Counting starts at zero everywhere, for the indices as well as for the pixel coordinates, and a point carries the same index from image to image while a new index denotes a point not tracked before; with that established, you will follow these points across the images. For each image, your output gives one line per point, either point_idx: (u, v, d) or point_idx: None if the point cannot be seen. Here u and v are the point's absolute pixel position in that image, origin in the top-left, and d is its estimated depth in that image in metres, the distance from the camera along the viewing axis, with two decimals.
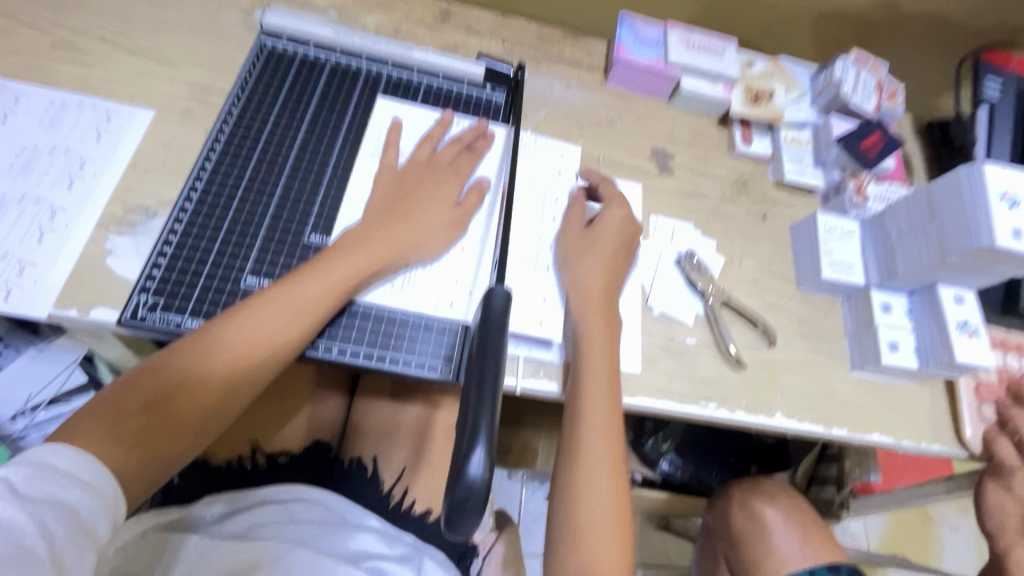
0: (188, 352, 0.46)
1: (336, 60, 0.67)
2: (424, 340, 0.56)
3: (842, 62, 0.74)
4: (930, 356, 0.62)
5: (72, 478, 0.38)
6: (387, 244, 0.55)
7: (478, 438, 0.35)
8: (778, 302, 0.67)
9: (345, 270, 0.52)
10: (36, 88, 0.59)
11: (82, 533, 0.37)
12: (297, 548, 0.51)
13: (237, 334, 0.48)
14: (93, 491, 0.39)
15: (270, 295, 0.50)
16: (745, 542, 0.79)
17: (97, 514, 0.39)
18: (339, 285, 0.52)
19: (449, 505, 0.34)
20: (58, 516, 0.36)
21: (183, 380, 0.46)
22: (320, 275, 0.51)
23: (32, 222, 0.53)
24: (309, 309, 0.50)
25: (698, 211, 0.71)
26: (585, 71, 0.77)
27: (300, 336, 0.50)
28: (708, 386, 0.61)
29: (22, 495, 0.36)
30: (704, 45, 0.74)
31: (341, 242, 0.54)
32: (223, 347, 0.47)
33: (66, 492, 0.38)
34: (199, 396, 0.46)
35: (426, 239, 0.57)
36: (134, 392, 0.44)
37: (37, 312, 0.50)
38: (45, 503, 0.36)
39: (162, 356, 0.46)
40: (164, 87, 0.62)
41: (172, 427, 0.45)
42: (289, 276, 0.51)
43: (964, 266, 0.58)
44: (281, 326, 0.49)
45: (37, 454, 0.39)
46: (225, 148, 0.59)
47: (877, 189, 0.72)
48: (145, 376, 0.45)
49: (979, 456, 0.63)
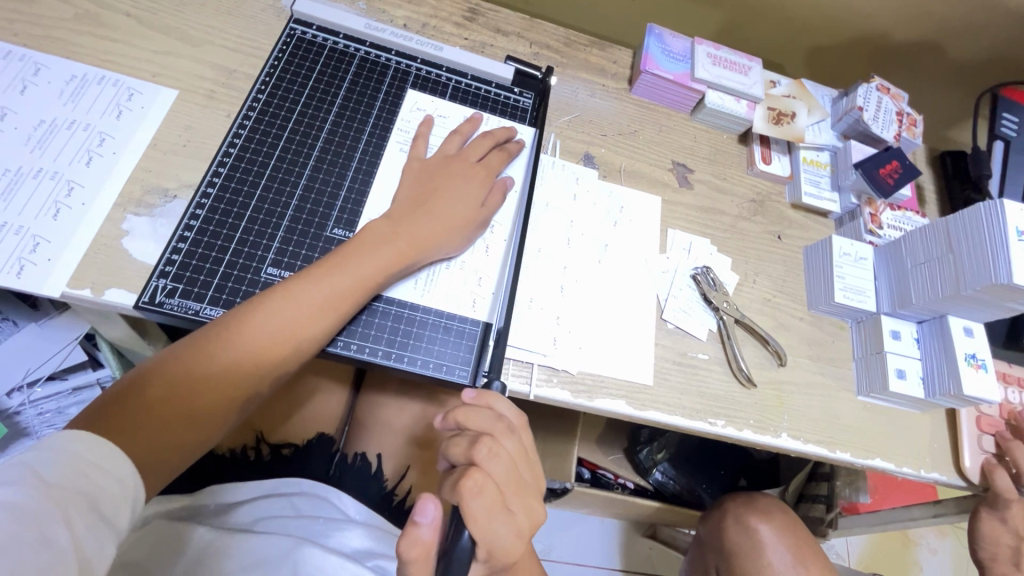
0: (207, 346, 0.46)
1: (366, 52, 0.66)
2: (442, 341, 0.55)
3: (865, 88, 0.75)
4: (937, 387, 0.62)
5: (94, 466, 0.38)
6: (411, 241, 0.54)
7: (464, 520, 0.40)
8: (789, 323, 0.68)
9: (367, 268, 0.52)
10: (58, 60, 0.58)
11: (101, 523, 0.36)
12: (301, 544, 0.50)
13: (256, 331, 0.47)
14: (117, 480, 0.39)
15: (288, 290, 0.49)
16: (739, 556, 0.80)
17: (118, 506, 0.38)
18: (365, 280, 0.51)
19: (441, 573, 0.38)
20: (78, 506, 0.35)
21: (209, 371, 0.46)
22: (345, 268, 0.51)
23: (48, 198, 0.52)
24: (327, 306, 0.50)
25: (714, 227, 0.71)
26: (610, 79, 0.77)
27: (321, 333, 0.50)
28: (717, 403, 0.61)
29: (47, 481, 0.35)
30: (731, 62, 0.74)
31: (366, 237, 0.53)
32: (248, 340, 0.47)
33: (89, 481, 0.37)
34: (221, 387, 0.46)
35: (451, 240, 0.57)
36: (154, 384, 0.44)
37: (49, 291, 0.49)
38: (70, 492, 0.35)
39: (181, 348, 0.46)
40: (188, 67, 0.61)
41: (194, 420, 0.45)
42: (315, 268, 0.50)
43: (977, 298, 0.59)
44: (301, 323, 0.48)
45: (55, 441, 0.38)
46: (251, 134, 0.58)
47: (892, 218, 0.73)
48: (165, 368, 0.45)
49: (976, 486, 0.64)
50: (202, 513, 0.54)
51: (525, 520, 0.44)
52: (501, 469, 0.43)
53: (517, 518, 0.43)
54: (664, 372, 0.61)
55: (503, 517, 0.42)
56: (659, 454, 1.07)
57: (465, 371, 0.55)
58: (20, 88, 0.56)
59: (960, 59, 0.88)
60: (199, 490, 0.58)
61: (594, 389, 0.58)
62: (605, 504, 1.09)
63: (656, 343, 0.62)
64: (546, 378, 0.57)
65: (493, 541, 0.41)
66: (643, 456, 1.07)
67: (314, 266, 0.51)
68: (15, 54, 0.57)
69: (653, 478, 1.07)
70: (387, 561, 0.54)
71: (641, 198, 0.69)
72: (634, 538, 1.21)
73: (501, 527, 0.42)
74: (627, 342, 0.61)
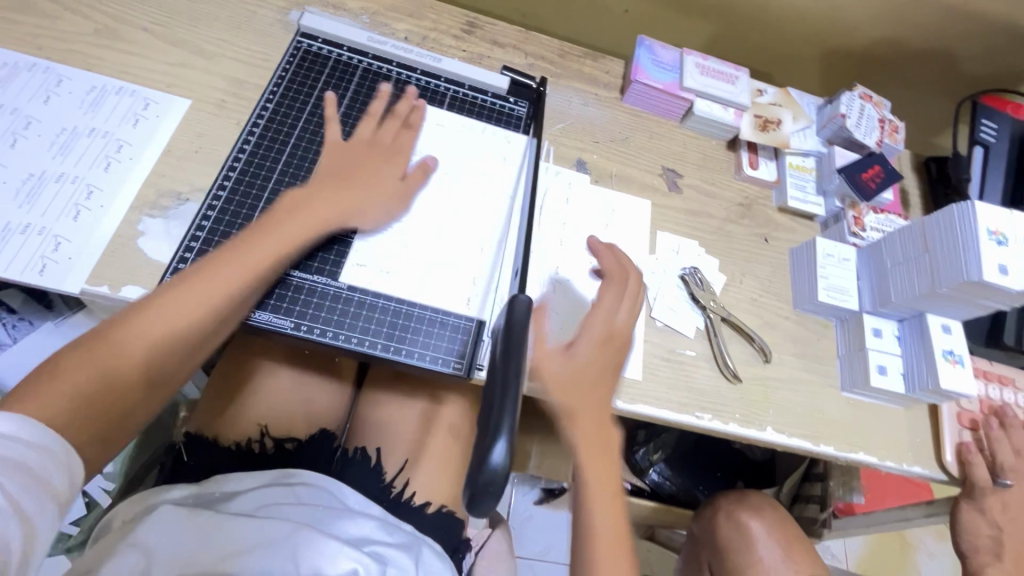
0: (119, 327, 0.47)
1: (368, 63, 0.69)
2: (439, 334, 0.58)
3: (848, 96, 0.78)
4: (917, 382, 0.65)
5: (25, 437, 0.40)
6: (332, 206, 0.57)
7: (501, 435, 0.35)
8: (775, 322, 0.70)
9: (287, 235, 0.54)
10: (79, 71, 0.62)
11: (41, 491, 0.39)
12: (301, 530, 0.53)
13: (191, 299, 0.49)
14: (68, 471, 0.41)
15: (211, 270, 0.51)
16: (730, 550, 0.82)
17: (53, 472, 0.40)
18: (277, 250, 0.54)
19: (470, 490, 0.34)
20: (16, 475, 0.38)
21: (126, 354, 0.46)
22: (266, 241, 0.53)
23: (68, 200, 0.56)
24: (250, 275, 0.52)
25: (702, 230, 0.74)
26: (603, 88, 0.80)
27: (237, 306, 0.51)
28: (704, 398, 0.63)
29: (13, 468, 0.38)
30: (718, 72, 0.78)
31: (294, 206, 0.56)
32: (163, 319, 0.48)
33: (24, 453, 0.39)
34: (146, 367, 0.47)
35: (378, 212, 0.60)
36: (75, 369, 0.44)
37: (70, 287, 0.52)
38: (7, 464, 0.38)
39: (110, 321, 0.47)
40: (201, 79, 0.65)
41: (125, 403, 0.46)
42: (236, 243, 0.52)
43: (951, 296, 0.61)
44: (235, 289, 0.51)
45: (33, 427, 0.41)
46: (259, 142, 0.61)
47: (875, 220, 0.76)
48: (104, 339, 0.46)
49: (956, 479, 0.66)
50: (205, 500, 0.57)
51: (627, 317, 0.59)
52: (611, 260, 0.63)
53: (626, 308, 0.60)
54: (652, 367, 0.64)
55: (620, 303, 0.60)
56: (654, 455, 1.10)
57: (460, 363, 0.57)
58: (43, 99, 0.59)
59: (941, 68, 0.91)
60: (206, 479, 0.61)
61: None
62: None
63: (645, 340, 0.65)
64: None
65: (608, 318, 0.58)
66: (638, 456, 1.11)
67: (235, 240, 0.53)
68: (39, 67, 0.61)
69: (649, 478, 1.10)
70: (382, 547, 0.56)
71: (632, 201, 0.72)
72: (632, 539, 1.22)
73: (614, 305, 0.59)
74: None
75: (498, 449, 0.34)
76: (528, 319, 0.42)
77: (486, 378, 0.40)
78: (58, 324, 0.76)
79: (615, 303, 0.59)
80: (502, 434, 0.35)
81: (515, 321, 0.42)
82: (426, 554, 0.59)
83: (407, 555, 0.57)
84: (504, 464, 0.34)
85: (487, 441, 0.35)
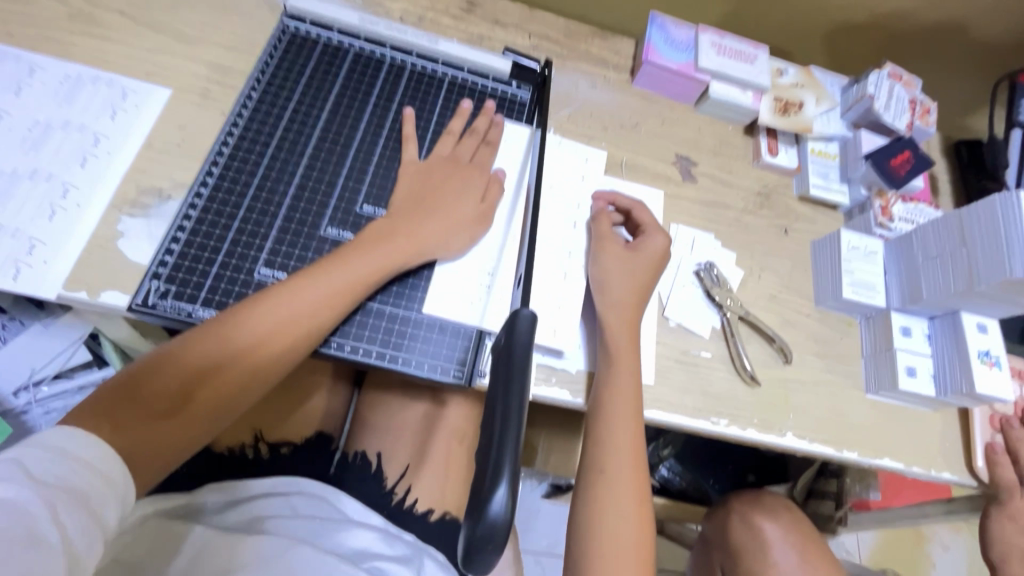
0: (194, 346, 0.45)
1: (360, 47, 0.64)
2: (439, 342, 0.55)
3: (876, 74, 0.72)
4: (948, 385, 0.61)
5: (86, 462, 0.38)
6: (413, 240, 0.54)
7: (504, 474, 0.32)
8: (796, 320, 0.66)
9: (374, 266, 0.51)
10: (52, 60, 0.58)
11: (90, 520, 0.36)
12: (298, 546, 0.50)
13: (255, 326, 0.47)
14: (105, 476, 0.38)
15: (281, 293, 0.49)
16: (744, 554, 0.79)
17: (106, 501, 0.38)
18: (363, 281, 0.51)
19: (468, 537, 0.31)
20: (68, 502, 0.35)
21: (193, 373, 0.45)
22: (343, 269, 0.50)
23: (43, 199, 0.52)
24: (323, 305, 0.49)
25: (719, 222, 0.69)
26: (612, 70, 0.75)
27: (312, 337, 0.49)
28: (720, 402, 0.60)
29: (37, 478, 0.35)
30: (736, 51, 0.72)
31: (367, 235, 0.53)
32: (236, 340, 0.46)
33: (79, 478, 0.37)
34: (212, 387, 0.46)
35: (455, 243, 0.56)
36: (143, 384, 0.43)
37: (46, 294, 0.49)
38: (60, 490, 0.35)
39: (175, 344, 0.46)
40: (182, 66, 0.61)
41: (184, 424, 0.45)
42: (308, 270, 0.50)
43: (991, 294, 0.57)
44: (299, 320, 0.48)
45: (53, 438, 0.38)
46: (244, 133, 0.57)
47: (903, 211, 0.71)
48: (161, 366, 0.45)
49: (985, 485, 0.63)
50: (199, 512, 0.54)
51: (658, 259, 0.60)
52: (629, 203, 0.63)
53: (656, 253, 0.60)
54: (665, 371, 0.60)
55: (647, 247, 0.60)
56: (665, 450, 1.07)
57: (460, 371, 0.54)
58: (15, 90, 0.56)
59: (972, 43, 0.85)
60: (199, 489, 0.58)
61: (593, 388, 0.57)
62: None
63: (657, 341, 0.61)
64: (544, 377, 0.56)
65: (649, 263, 0.59)
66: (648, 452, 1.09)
67: (316, 264, 0.50)
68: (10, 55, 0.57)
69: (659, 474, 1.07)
70: (384, 561, 0.54)
71: (644, 191, 0.68)
72: None
73: (647, 250, 0.60)
74: None
75: (501, 494, 0.31)
76: (532, 338, 0.39)
77: (487, 401, 0.36)
78: (42, 329, 0.72)
79: (645, 243, 0.60)
80: (504, 476, 0.31)
81: (518, 343, 0.38)
82: (429, 566, 0.56)
83: (409, 570, 0.54)
84: (507, 511, 0.31)
85: (488, 483, 0.31)
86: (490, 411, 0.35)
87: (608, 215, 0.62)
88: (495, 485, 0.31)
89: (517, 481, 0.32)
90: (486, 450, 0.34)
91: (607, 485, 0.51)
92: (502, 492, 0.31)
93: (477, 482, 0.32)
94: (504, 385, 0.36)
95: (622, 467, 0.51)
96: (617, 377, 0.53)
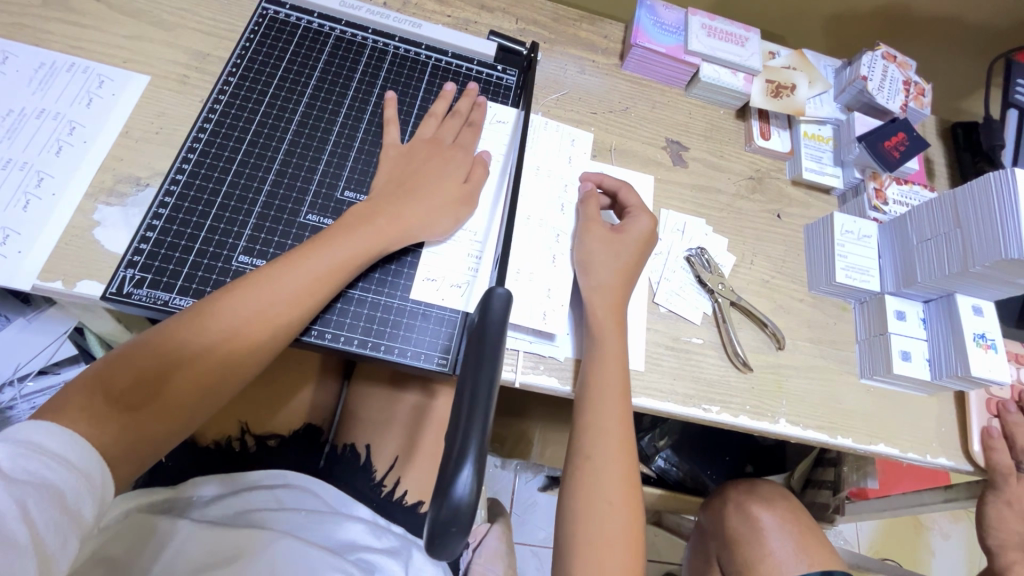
0: (173, 334, 0.44)
1: (341, 31, 0.62)
2: (422, 328, 0.53)
3: (870, 56, 0.71)
4: (944, 369, 0.60)
5: (60, 459, 0.37)
6: (395, 222, 0.52)
7: (469, 455, 0.31)
8: (788, 305, 0.65)
9: (353, 251, 0.50)
10: (26, 47, 0.57)
11: (65, 518, 0.35)
12: (282, 539, 0.49)
13: (235, 313, 0.46)
14: (81, 471, 0.37)
15: (260, 278, 0.47)
16: (739, 543, 0.78)
17: (82, 498, 0.37)
18: (343, 265, 0.50)
19: (432, 522, 0.30)
20: (39, 502, 0.34)
21: (173, 360, 0.44)
22: (322, 252, 0.49)
23: (18, 188, 0.51)
24: (303, 289, 0.48)
25: (710, 207, 0.68)
26: (600, 54, 0.74)
27: (294, 322, 0.48)
28: (712, 388, 0.59)
29: (6, 476, 0.34)
30: (727, 33, 0.71)
31: (349, 218, 0.52)
32: (215, 327, 0.45)
33: (52, 475, 0.36)
34: (192, 376, 0.44)
35: (441, 225, 0.54)
36: (118, 372, 0.42)
37: (20, 284, 0.48)
38: (31, 488, 0.34)
39: (152, 334, 0.44)
40: (160, 52, 0.60)
41: (163, 413, 0.43)
42: (287, 255, 0.49)
43: (986, 275, 0.56)
44: (281, 305, 0.47)
45: (26, 433, 0.37)
46: (221, 118, 0.55)
47: (897, 193, 0.70)
48: (135, 356, 0.43)
49: (981, 470, 0.62)
50: (183, 505, 0.54)
51: (645, 239, 0.58)
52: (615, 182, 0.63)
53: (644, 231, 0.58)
54: (655, 357, 0.59)
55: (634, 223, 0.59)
56: (660, 442, 1.06)
57: (444, 359, 0.53)
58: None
59: (969, 23, 0.83)
60: (182, 483, 0.57)
61: None
62: None
63: (647, 327, 0.60)
64: (532, 364, 0.55)
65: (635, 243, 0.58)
66: (643, 442, 1.08)
67: (295, 250, 0.49)
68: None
69: (655, 465, 1.07)
70: (370, 553, 0.53)
71: (633, 176, 0.67)
72: None
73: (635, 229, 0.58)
74: None
75: (466, 475, 0.30)
76: (507, 318, 0.38)
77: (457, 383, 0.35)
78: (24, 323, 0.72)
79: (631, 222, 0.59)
80: (470, 456, 0.31)
81: (491, 324, 0.37)
82: (417, 558, 0.55)
83: (396, 562, 0.53)
84: (471, 492, 0.30)
85: (452, 464, 0.31)
86: (458, 393, 0.34)
87: (596, 197, 0.61)
88: (461, 466, 0.31)
89: (483, 462, 0.32)
90: (453, 431, 0.33)
91: (594, 475, 0.50)
92: (468, 474, 0.31)
93: (442, 464, 0.31)
94: (473, 365, 0.35)
95: (609, 457, 0.50)
96: (604, 363, 0.52)
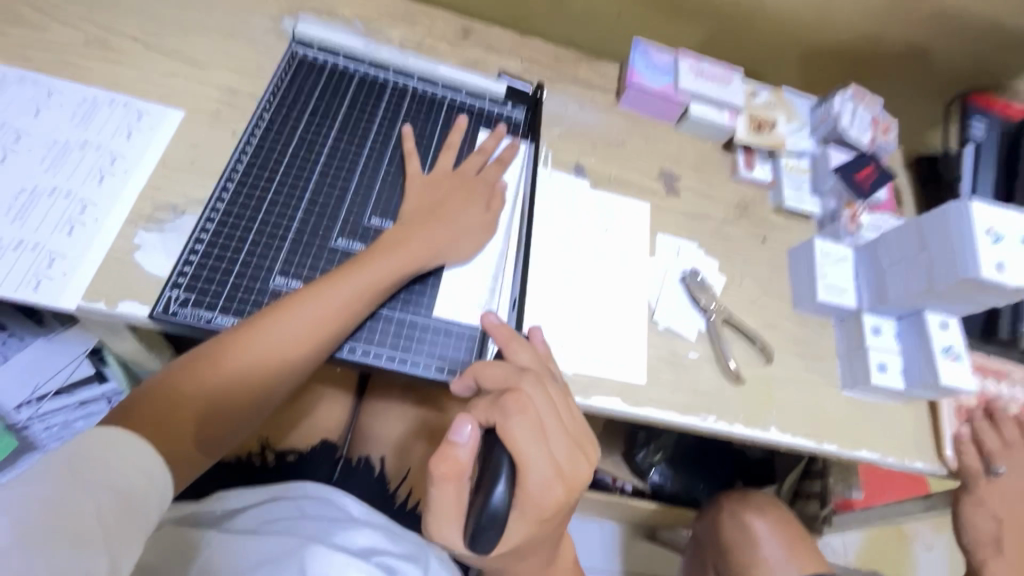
0: (231, 348, 0.48)
1: (364, 71, 0.68)
2: (448, 343, 0.57)
3: (841, 96, 0.79)
4: (917, 379, 0.65)
5: (124, 459, 0.39)
6: (424, 245, 0.57)
7: (501, 476, 0.40)
8: (775, 322, 0.71)
9: (391, 269, 0.55)
10: (69, 83, 0.61)
11: (130, 519, 0.37)
12: (309, 545, 0.52)
13: (278, 332, 0.50)
14: (147, 475, 0.40)
15: (308, 294, 0.52)
16: (733, 550, 0.82)
17: (147, 500, 0.39)
18: (382, 283, 0.54)
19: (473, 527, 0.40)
20: (110, 503, 0.37)
21: (231, 373, 0.48)
22: (365, 271, 0.53)
23: (63, 215, 0.55)
24: (347, 307, 0.52)
25: (701, 232, 0.74)
26: (598, 92, 0.80)
27: (337, 335, 0.52)
28: (708, 399, 0.64)
29: (82, 477, 0.36)
30: (713, 75, 0.78)
31: (380, 244, 0.56)
32: (268, 342, 0.49)
33: (123, 475, 0.38)
34: (248, 385, 0.49)
35: (461, 251, 0.60)
36: (181, 383, 0.46)
37: (66, 305, 0.51)
38: (103, 487, 0.37)
39: (204, 348, 0.48)
40: (194, 89, 0.64)
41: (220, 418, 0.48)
42: (334, 273, 0.53)
43: (950, 294, 0.62)
44: (319, 327, 0.51)
45: (90, 437, 0.39)
46: (257, 151, 0.60)
47: (870, 219, 0.76)
48: (196, 369, 0.47)
49: (954, 472, 0.68)
50: (211, 518, 0.56)
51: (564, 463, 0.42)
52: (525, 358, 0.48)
53: (554, 449, 0.42)
54: (656, 370, 0.64)
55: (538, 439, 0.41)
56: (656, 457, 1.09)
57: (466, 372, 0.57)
58: (32, 113, 0.58)
59: (929, 68, 0.92)
60: (206, 497, 0.60)
61: (588, 388, 0.60)
62: (603, 506, 1.10)
63: (648, 343, 0.65)
64: None
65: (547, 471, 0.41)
66: (641, 458, 1.09)
67: (338, 268, 0.54)
68: (27, 80, 0.60)
69: (651, 480, 1.11)
70: (391, 558, 0.56)
71: (630, 205, 0.72)
72: (634, 541, 1.21)
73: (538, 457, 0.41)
74: (621, 342, 0.64)
75: (500, 490, 0.40)
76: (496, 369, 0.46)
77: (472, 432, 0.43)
78: (48, 344, 0.72)
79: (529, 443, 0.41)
80: (501, 476, 0.40)
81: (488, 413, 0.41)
82: (434, 566, 0.58)
83: (417, 567, 0.56)
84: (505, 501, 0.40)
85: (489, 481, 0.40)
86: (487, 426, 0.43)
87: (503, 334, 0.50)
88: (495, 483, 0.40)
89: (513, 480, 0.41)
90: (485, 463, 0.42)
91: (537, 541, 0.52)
92: (501, 486, 0.40)
93: (479, 486, 0.41)
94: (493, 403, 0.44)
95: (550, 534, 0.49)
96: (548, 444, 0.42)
